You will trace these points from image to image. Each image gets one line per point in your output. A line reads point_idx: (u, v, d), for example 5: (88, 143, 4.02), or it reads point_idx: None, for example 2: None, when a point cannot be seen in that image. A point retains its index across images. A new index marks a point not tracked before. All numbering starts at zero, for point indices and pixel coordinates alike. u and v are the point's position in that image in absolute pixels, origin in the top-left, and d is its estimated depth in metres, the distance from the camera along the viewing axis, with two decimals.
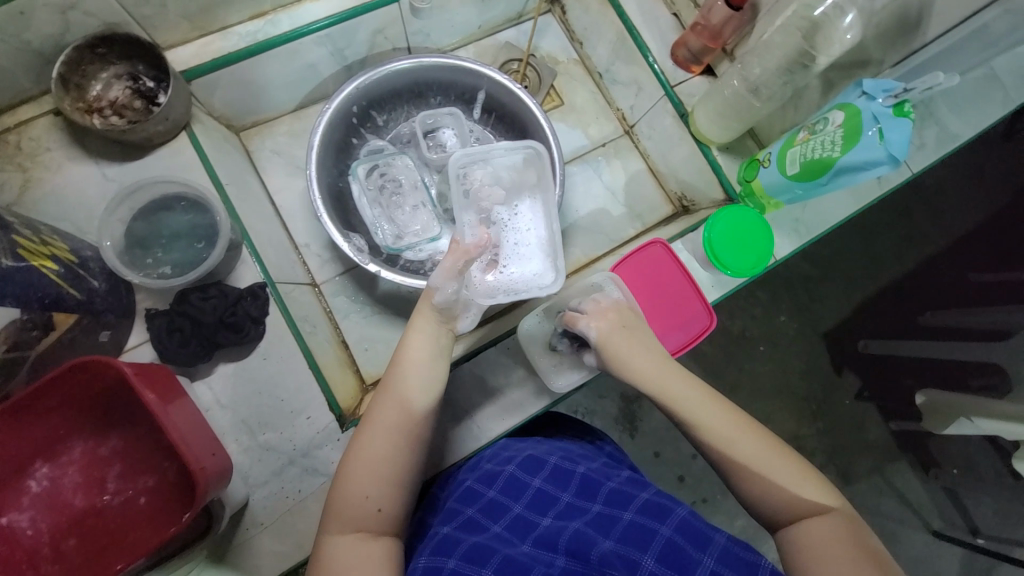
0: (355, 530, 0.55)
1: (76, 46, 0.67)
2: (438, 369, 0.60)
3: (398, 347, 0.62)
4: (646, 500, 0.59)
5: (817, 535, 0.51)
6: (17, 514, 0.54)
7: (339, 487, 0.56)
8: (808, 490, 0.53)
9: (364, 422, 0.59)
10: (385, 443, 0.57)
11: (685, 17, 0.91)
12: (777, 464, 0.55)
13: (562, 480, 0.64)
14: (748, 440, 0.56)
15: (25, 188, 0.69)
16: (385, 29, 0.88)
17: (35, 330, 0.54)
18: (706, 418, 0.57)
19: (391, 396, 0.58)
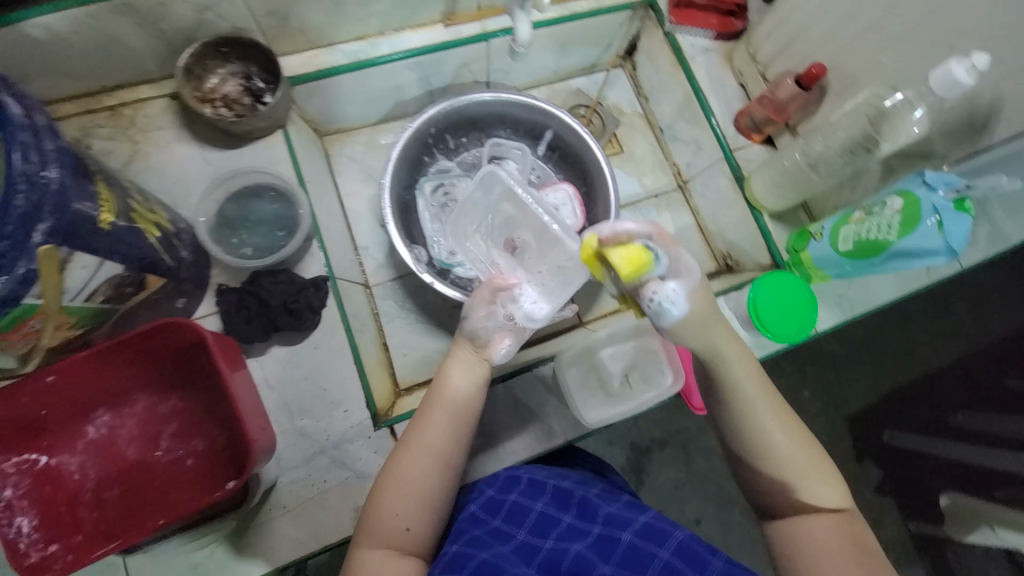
0: (384, 545, 0.57)
1: (205, 42, 0.73)
2: (475, 402, 0.63)
3: (438, 373, 0.64)
4: (645, 524, 0.60)
5: (816, 535, 0.54)
6: (69, 456, 0.58)
7: (374, 498, 0.59)
8: (825, 495, 0.55)
9: (401, 440, 0.61)
10: (422, 464, 0.59)
11: (752, 89, 0.95)
12: (802, 462, 0.55)
13: (563, 501, 0.65)
14: (782, 433, 0.56)
15: (133, 158, 0.76)
16: (471, 63, 0.94)
17: (129, 288, 0.58)
18: (748, 402, 0.56)
19: (435, 417, 0.61)
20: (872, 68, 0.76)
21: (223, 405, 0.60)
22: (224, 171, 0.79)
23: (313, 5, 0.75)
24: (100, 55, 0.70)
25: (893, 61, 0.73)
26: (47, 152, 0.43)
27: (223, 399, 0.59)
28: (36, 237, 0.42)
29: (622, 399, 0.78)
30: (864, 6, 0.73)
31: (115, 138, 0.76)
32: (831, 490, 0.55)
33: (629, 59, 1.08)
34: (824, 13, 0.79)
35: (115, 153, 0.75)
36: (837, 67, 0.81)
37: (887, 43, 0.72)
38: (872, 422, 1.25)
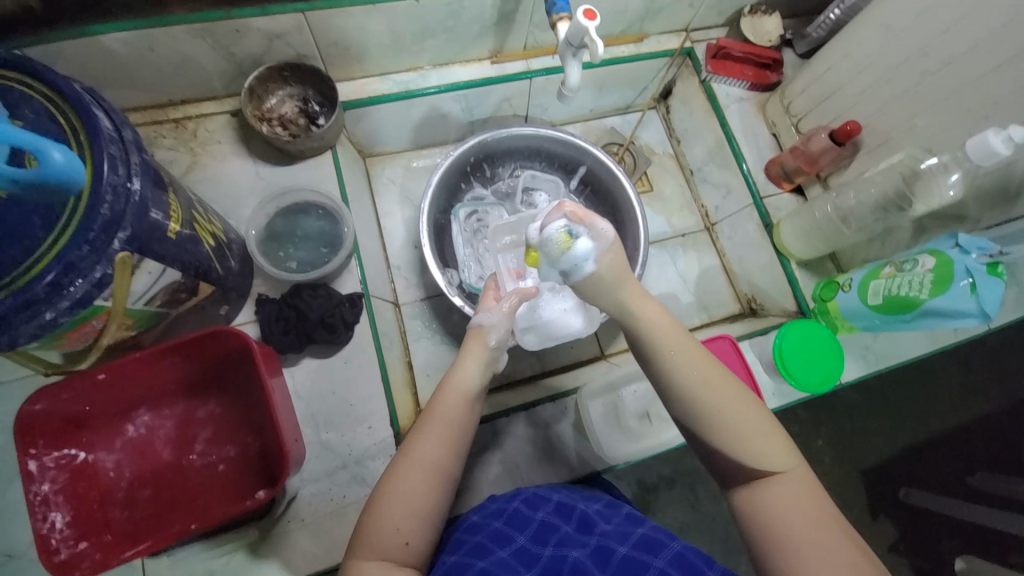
0: (380, 560, 0.49)
1: (270, 66, 0.78)
2: (475, 413, 0.58)
3: (435, 391, 0.58)
4: (642, 536, 0.58)
5: (774, 498, 0.45)
6: (105, 454, 0.59)
7: (369, 514, 0.52)
8: (774, 446, 0.47)
9: (398, 454, 0.55)
10: (420, 477, 0.52)
11: (784, 139, 0.97)
12: (751, 421, 0.48)
13: (564, 514, 0.62)
14: (723, 388, 0.49)
15: (191, 169, 0.80)
16: (512, 98, 0.98)
17: (183, 294, 0.60)
18: (677, 355, 0.50)
19: (436, 428, 0.55)
20: (907, 129, 0.77)
21: (260, 413, 0.63)
22: (275, 186, 0.83)
23: (373, 38, 0.80)
24: (172, 72, 0.75)
25: (928, 124, 0.74)
26: (132, 165, 0.46)
27: (260, 406, 0.62)
28: (116, 244, 0.44)
29: (644, 433, 0.79)
30: (901, 71, 0.76)
31: (177, 149, 0.80)
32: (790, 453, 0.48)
33: (663, 102, 1.12)
34: (861, 73, 0.82)
35: (175, 163, 0.79)
36: (872, 126, 0.83)
37: (924, 107, 0.74)
38: (890, 478, 1.22)
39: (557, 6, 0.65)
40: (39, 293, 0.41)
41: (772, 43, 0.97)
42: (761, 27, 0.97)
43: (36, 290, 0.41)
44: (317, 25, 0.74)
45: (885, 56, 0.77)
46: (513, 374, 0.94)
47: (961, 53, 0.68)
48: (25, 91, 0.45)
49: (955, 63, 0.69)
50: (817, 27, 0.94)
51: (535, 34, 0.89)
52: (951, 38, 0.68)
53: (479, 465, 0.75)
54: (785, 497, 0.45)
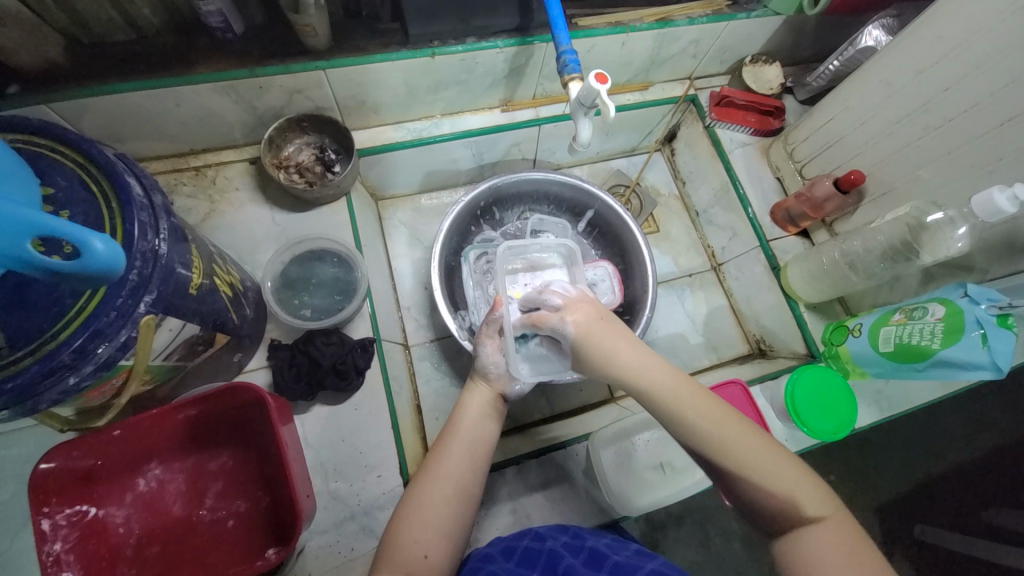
0: (401, 573, 0.48)
1: (290, 117, 0.80)
2: (492, 432, 0.61)
3: (453, 408, 0.63)
4: (652, 570, 0.54)
5: (821, 549, 0.42)
6: (116, 509, 0.60)
7: (392, 528, 0.53)
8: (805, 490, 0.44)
9: (418, 471, 0.56)
10: (441, 488, 0.54)
11: (788, 183, 1.00)
12: (779, 472, 0.45)
13: (575, 548, 0.60)
14: (747, 440, 0.46)
15: (209, 216, 0.82)
16: (521, 144, 1.01)
17: (201, 345, 0.61)
18: (691, 409, 0.47)
19: (456, 445, 0.57)
20: (911, 180, 0.79)
21: (271, 467, 0.64)
22: (290, 231, 0.85)
23: (390, 91, 0.83)
24: (195, 125, 0.78)
25: (931, 176, 0.76)
26: (161, 229, 0.48)
27: (272, 458, 0.64)
28: (142, 307, 0.45)
29: (657, 485, 0.78)
30: (902, 124, 0.78)
31: (196, 197, 0.82)
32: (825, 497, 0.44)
33: (667, 145, 1.15)
34: (862, 125, 0.84)
35: (193, 211, 0.81)
36: (875, 175, 0.85)
37: (927, 160, 0.76)
38: (905, 516, 1.19)
39: (568, 67, 0.68)
40: (65, 359, 0.42)
41: (772, 90, 0.99)
42: (763, 75, 0.99)
43: (61, 356, 0.41)
44: (337, 81, 0.77)
45: (885, 110, 0.80)
46: (521, 417, 0.93)
47: (962, 110, 0.70)
48: (59, 159, 0.47)
49: (956, 120, 0.71)
50: (817, 77, 0.97)
51: (544, 84, 0.93)
52: (951, 96, 0.71)
53: (489, 515, 0.74)
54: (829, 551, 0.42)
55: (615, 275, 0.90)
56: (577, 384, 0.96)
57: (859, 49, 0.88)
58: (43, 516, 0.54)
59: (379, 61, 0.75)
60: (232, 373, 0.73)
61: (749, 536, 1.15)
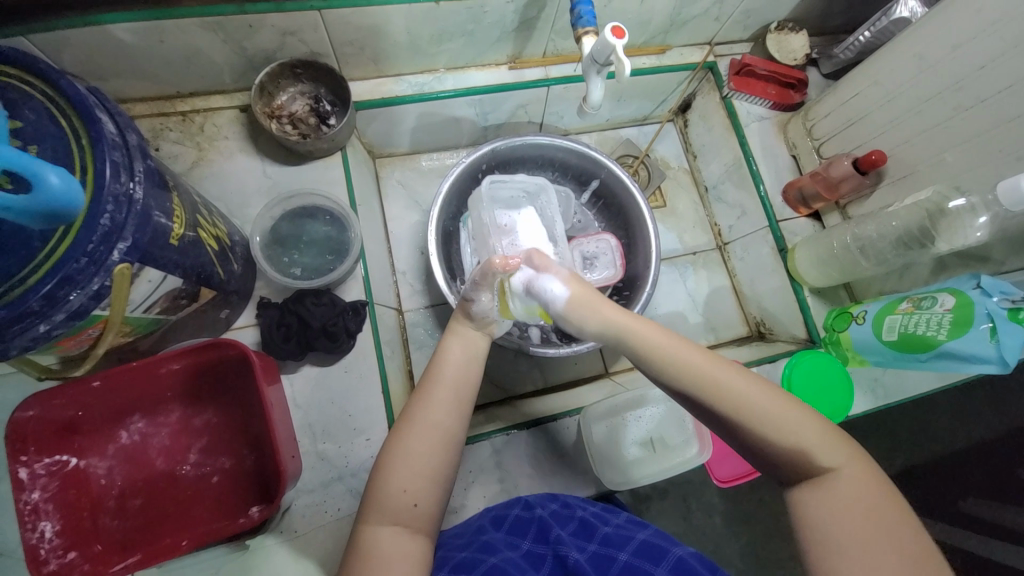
0: (392, 523, 0.49)
1: (283, 62, 0.75)
2: (475, 373, 0.59)
3: (435, 352, 0.60)
4: (643, 541, 0.56)
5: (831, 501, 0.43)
6: (97, 460, 0.59)
7: (372, 484, 0.52)
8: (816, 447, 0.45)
9: (401, 420, 0.55)
10: (426, 439, 0.52)
11: (804, 162, 0.95)
12: (799, 429, 0.46)
13: (564, 518, 0.60)
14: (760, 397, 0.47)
15: (196, 165, 0.78)
16: (528, 105, 0.96)
17: (184, 298, 0.58)
18: (697, 372, 0.49)
19: (438, 392, 0.55)
20: (934, 164, 0.75)
21: (257, 425, 0.64)
22: (283, 186, 0.81)
23: (391, 38, 0.77)
24: (182, 65, 0.73)
25: (956, 160, 0.72)
26: (136, 172, 0.45)
27: (259, 417, 0.63)
28: (115, 255, 0.43)
29: (645, 462, 0.79)
30: (931, 104, 0.74)
31: (183, 143, 0.78)
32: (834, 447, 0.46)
33: (681, 115, 1.10)
34: (889, 102, 0.80)
35: (180, 158, 0.78)
36: (896, 157, 0.81)
37: (953, 142, 0.72)
38: None
39: (583, 19, 0.64)
40: (33, 305, 0.39)
41: (796, 62, 0.94)
42: (787, 44, 0.94)
43: (29, 303, 0.39)
44: (333, 24, 0.72)
45: (915, 87, 0.75)
46: (514, 387, 0.93)
47: (996, 91, 0.66)
48: (28, 90, 0.43)
49: (991, 100, 0.67)
50: (845, 49, 0.92)
51: (555, 42, 0.87)
52: (987, 75, 0.66)
53: (477, 482, 0.73)
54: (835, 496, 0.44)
55: (618, 248, 0.90)
56: (572, 357, 0.94)
57: (893, 19, 0.82)
58: (21, 465, 0.53)
59: (379, 3, 0.69)
60: (219, 329, 0.71)
61: (730, 511, 1.18)
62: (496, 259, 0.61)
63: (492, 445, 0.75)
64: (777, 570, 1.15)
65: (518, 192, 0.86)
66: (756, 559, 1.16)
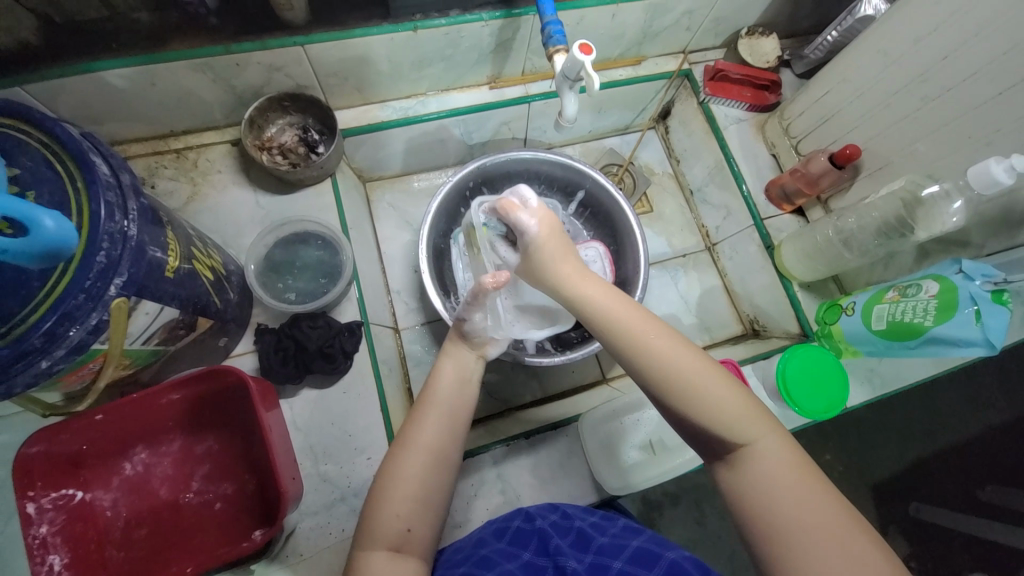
0: (384, 549, 0.50)
1: (270, 97, 0.78)
2: (470, 397, 0.60)
3: (429, 374, 0.61)
4: (637, 548, 0.56)
5: (756, 473, 0.44)
6: (102, 492, 0.61)
7: (369, 508, 0.52)
8: (741, 416, 0.45)
9: (396, 440, 0.56)
10: (418, 462, 0.53)
11: (784, 160, 0.97)
12: (726, 398, 0.46)
13: (564, 529, 0.60)
14: (681, 356, 0.47)
15: (191, 199, 0.81)
16: (511, 122, 0.99)
17: (182, 329, 0.60)
18: (629, 333, 0.49)
19: (431, 415, 0.56)
20: (907, 154, 0.77)
21: (257, 450, 0.65)
22: (275, 214, 0.83)
23: (373, 67, 0.80)
24: (173, 105, 0.76)
25: (928, 149, 0.74)
26: (130, 210, 0.47)
27: (258, 443, 0.64)
28: (112, 290, 0.45)
29: (645, 465, 0.78)
30: (900, 96, 0.76)
31: (177, 180, 0.81)
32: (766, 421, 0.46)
33: (662, 122, 1.13)
34: (859, 98, 0.82)
35: (175, 194, 0.80)
36: (872, 150, 0.83)
37: (924, 132, 0.74)
38: (900, 495, 1.18)
39: (553, 38, 0.67)
40: (34, 343, 0.41)
41: (769, 64, 0.97)
42: (759, 48, 0.96)
43: (30, 341, 0.41)
44: (316, 58, 0.75)
45: (883, 81, 0.77)
46: (513, 398, 0.94)
47: (961, 80, 0.68)
48: (24, 139, 0.45)
49: (955, 89, 0.69)
50: (814, 49, 0.94)
51: (532, 60, 0.90)
52: (950, 65, 0.68)
53: (480, 494, 0.74)
54: (760, 473, 0.44)
55: (607, 255, 0.91)
56: (569, 365, 0.95)
57: (858, 18, 0.85)
58: (29, 500, 0.54)
59: (359, 35, 0.72)
60: (218, 357, 0.72)
61: None
62: (486, 278, 0.60)
63: (492, 458, 0.76)
64: None
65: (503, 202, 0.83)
66: None
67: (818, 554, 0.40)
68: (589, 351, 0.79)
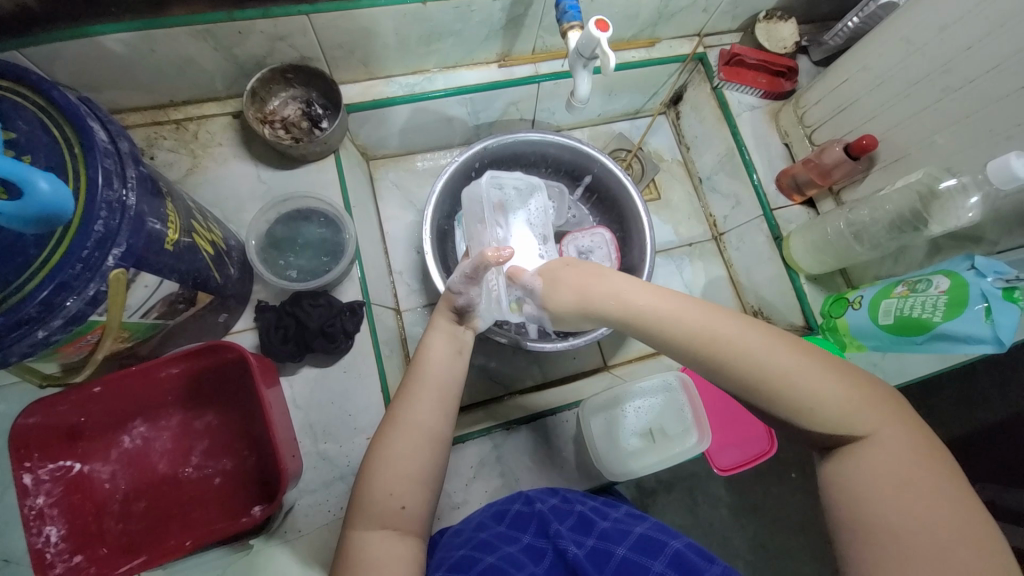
0: (381, 528, 0.49)
1: (273, 68, 0.76)
2: (461, 370, 0.60)
3: (417, 349, 0.60)
4: (641, 535, 0.56)
5: (868, 464, 0.43)
6: (101, 465, 0.61)
7: (363, 487, 0.52)
8: (851, 408, 0.45)
9: (387, 420, 0.55)
10: (414, 442, 0.53)
11: (796, 150, 0.96)
12: (831, 391, 0.45)
13: (562, 513, 0.60)
14: (779, 353, 0.47)
15: (191, 172, 0.79)
16: (520, 103, 0.97)
17: (181, 303, 0.59)
18: (721, 338, 0.49)
19: (422, 390, 0.56)
20: (925, 146, 0.76)
21: (257, 426, 0.64)
22: (277, 190, 0.82)
23: (379, 40, 0.78)
24: (173, 74, 0.74)
25: (947, 142, 0.72)
26: (128, 178, 0.46)
27: (259, 419, 0.64)
28: (110, 261, 0.44)
29: (645, 452, 0.79)
30: (921, 86, 0.74)
31: (177, 151, 0.79)
32: (875, 407, 0.45)
33: (673, 108, 1.11)
34: (877, 87, 0.80)
35: (175, 166, 0.79)
36: (888, 141, 0.81)
37: (943, 124, 0.72)
38: None
39: (568, 14, 0.65)
40: (30, 312, 0.40)
41: (786, 50, 0.94)
42: (777, 33, 0.94)
43: (27, 310, 0.40)
44: (322, 28, 0.72)
45: (904, 70, 0.75)
46: (513, 383, 0.93)
47: (985, 71, 0.66)
48: (20, 102, 0.43)
49: (979, 80, 0.67)
50: (834, 35, 0.91)
51: (544, 38, 0.88)
52: (975, 54, 0.66)
53: (478, 477, 0.74)
54: (870, 463, 0.43)
55: (612, 242, 0.90)
56: (571, 352, 0.95)
57: (881, 4, 0.82)
58: (25, 470, 0.54)
59: (365, 5, 0.70)
60: (218, 333, 0.72)
61: (736, 502, 1.18)
62: (489, 252, 0.59)
63: (491, 441, 0.76)
64: (785, 560, 1.15)
65: (513, 189, 0.84)
66: (763, 549, 1.16)
67: (942, 544, 0.38)
68: (592, 338, 0.78)
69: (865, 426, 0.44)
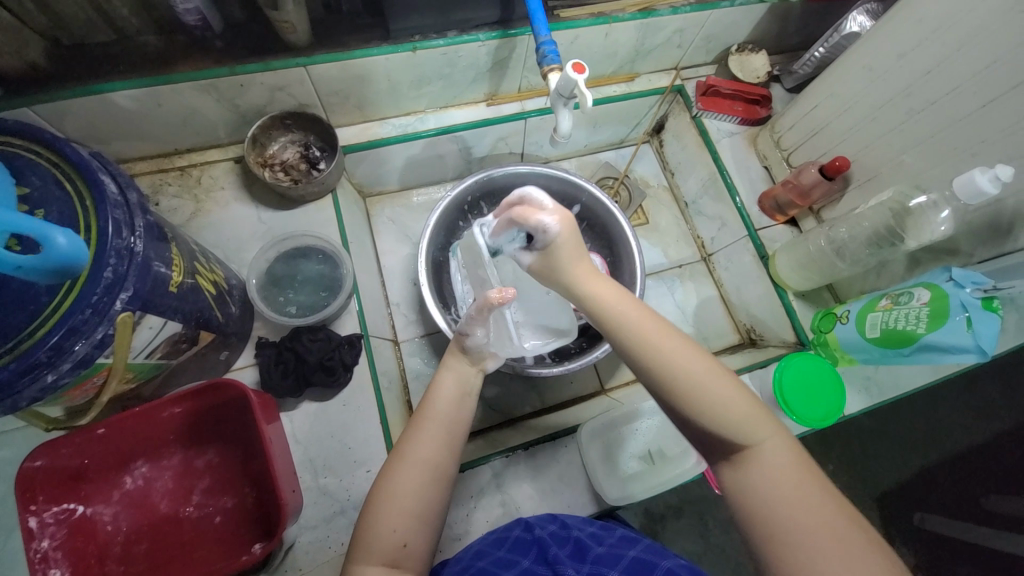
0: (381, 564, 0.50)
1: (273, 115, 0.80)
2: (468, 411, 0.60)
3: (427, 387, 0.61)
4: (634, 558, 0.56)
5: (767, 473, 0.45)
6: (103, 507, 0.61)
7: (364, 521, 0.52)
8: (751, 416, 0.47)
9: (393, 455, 0.56)
10: (416, 475, 0.53)
11: (775, 172, 0.99)
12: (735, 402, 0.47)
13: (561, 539, 0.60)
14: (690, 357, 0.49)
15: (194, 215, 0.82)
16: (508, 137, 1.01)
17: (184, 343, 0.61)
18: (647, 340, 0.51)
19: (430, 426, 0.56)
20: (895, 165, 0.80)
21: (258, 462, 0.65)
22: (277, 229, 0.85)
23: (373, 86, 0.83)
24: (178, 124, 0.78)
25: (915, 160, 0.76)
26: (136, 227, 0.48)
27: (258, 455, 0.65)
28: (118, 304, 0.46)
29: (645, 475, 0.79)
30: (885, 110, 0.78)
31: (181, 197, 0.83)
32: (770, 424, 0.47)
33: (656, 136, 1.15)
34: (845, 111, 0.84)
35: (179, 211, 0.82)
36: (860, 161, 0.85)
37: (910, 144, 0.76)
38: (906, 505, 1.17)
39: (548, 57, 0.68)
40: (41, 357, 0.42)
41: (759, 79, 0.99)
42: (749, 64, 0.99)
43: (37, 355, 0.42)
44: (319, 78, 0.77)
45: (868, 96, 0.80)
46: (512, 410, 0.94)
47: (944, 94, 0.70)
48: (34, 159, 0.47)
49: (939, 103, 0.71)
50: (803, 64, 0.97)
51: (528, 77, 0.92)
52: (934, 78, 0.70)
53: (479, 506, 0.74)
54: (767, 470, 0.45)
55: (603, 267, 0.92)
56: (567, 376, 0.96)
57: (844, 34, 0.87)
58: (30, 514, 0.54)
59: (359, 56, 0.75)
60: (219, 370, 0.73)
61: None
62: (492, 293, 0.60)
63: (491, 469, 0.76)
64: None
65: None
66: None
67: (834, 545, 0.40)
68: (588, 360, 0.80)
69: (760, 435, 0.46)
